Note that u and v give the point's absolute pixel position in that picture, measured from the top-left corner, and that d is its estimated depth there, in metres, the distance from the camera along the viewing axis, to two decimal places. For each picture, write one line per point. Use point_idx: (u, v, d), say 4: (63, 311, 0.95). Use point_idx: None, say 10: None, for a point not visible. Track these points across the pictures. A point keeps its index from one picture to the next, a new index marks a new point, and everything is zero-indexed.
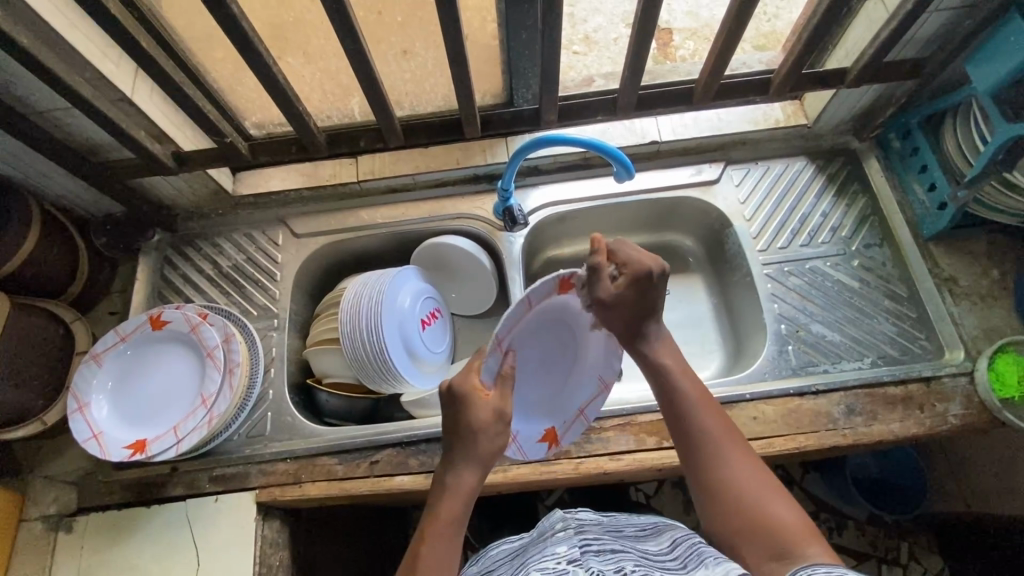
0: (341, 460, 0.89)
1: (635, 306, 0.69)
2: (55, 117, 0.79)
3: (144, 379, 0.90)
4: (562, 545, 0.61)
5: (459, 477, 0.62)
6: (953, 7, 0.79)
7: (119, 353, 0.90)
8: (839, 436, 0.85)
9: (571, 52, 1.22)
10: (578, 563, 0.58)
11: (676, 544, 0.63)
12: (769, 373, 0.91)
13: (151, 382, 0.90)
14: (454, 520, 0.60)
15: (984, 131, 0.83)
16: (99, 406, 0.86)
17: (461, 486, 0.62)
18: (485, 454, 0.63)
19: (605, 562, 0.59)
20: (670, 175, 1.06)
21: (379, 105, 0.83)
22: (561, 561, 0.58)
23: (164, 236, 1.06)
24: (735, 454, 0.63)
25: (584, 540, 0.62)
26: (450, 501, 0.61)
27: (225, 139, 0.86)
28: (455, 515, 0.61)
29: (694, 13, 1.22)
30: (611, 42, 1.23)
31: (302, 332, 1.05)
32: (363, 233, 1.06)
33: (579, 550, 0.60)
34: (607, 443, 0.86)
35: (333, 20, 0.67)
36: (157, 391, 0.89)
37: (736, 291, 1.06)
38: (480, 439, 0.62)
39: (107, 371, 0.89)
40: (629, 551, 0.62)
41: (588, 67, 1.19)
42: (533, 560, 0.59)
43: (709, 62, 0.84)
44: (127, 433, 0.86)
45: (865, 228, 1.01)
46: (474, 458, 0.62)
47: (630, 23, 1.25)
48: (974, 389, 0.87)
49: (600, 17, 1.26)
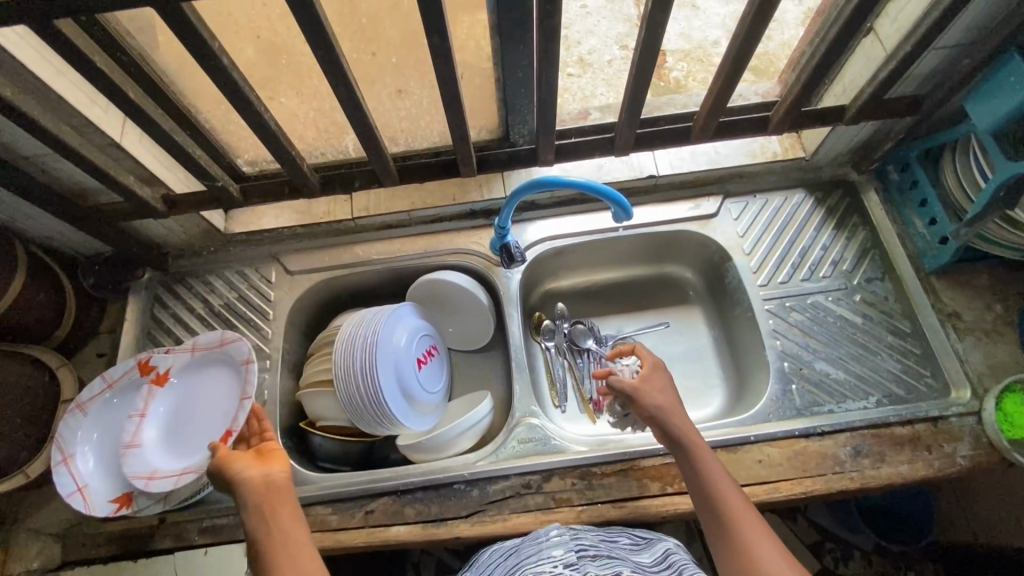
0: (335, 510, 0.86)
1: (667, 392, 0.78)
2: (41, 163, 0.77)
3: (173, 442, 0.87)
4: (559, 549, 0.70)
5: (255, 489, 0.68)
6: (951, 45, 0.78)
7: (105, 402, 0.87)
8: (846, 479, 0.83)
9: (566, 74, 1.21)
10: (573, 566, 0.66)
11: (666, 558, 0.69)
12: (773, 414, 0.89)
13: (183, 437, 0.87)
14: (279, 518, 0.66)
15: (985, 167, 0.82)
16: (84, 458, 0.83)
17: (268, 490, 0.68)
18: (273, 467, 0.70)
19: (600, 565, 0.66)
20: (668, 210, 1.04)
21: (374, 148, 0.82)
22: (558, 564, 0.67)
23: (155, 273, 1.04)
24: (761, 535, 0.65)
25: (580, 544, 0.71)
26: (267, 509, 0.66)
27: (216, 183, 0.85)
28: (281, 508, 0.67)
29: (687, 34, 1.22)
30: (606, 64, 1.23)
31: (296, 372, 1.02)
32: (358, 269, 1.04)
33: (575, 555, 0.68)
34: (609, 490, 0.84)
35: (326, 69, 0.66)
36: (196, 438, 0.87)
37: (737, 325, 1.04)
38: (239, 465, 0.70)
39: (91, 421, 0.85)
40: (624, 559, 0.69)
41: (583, 90, 1.19)
42: (533, 564, 0.68)
43: (708, 102, 0.84)
44: (114, 486, 0.83)
45: (866, 262, 1.00)
46: (262, 472, 0.69)
47: (624, 45, 1.26)
48: (982, 429, 0.85)
49: (594, 39, 1.27)
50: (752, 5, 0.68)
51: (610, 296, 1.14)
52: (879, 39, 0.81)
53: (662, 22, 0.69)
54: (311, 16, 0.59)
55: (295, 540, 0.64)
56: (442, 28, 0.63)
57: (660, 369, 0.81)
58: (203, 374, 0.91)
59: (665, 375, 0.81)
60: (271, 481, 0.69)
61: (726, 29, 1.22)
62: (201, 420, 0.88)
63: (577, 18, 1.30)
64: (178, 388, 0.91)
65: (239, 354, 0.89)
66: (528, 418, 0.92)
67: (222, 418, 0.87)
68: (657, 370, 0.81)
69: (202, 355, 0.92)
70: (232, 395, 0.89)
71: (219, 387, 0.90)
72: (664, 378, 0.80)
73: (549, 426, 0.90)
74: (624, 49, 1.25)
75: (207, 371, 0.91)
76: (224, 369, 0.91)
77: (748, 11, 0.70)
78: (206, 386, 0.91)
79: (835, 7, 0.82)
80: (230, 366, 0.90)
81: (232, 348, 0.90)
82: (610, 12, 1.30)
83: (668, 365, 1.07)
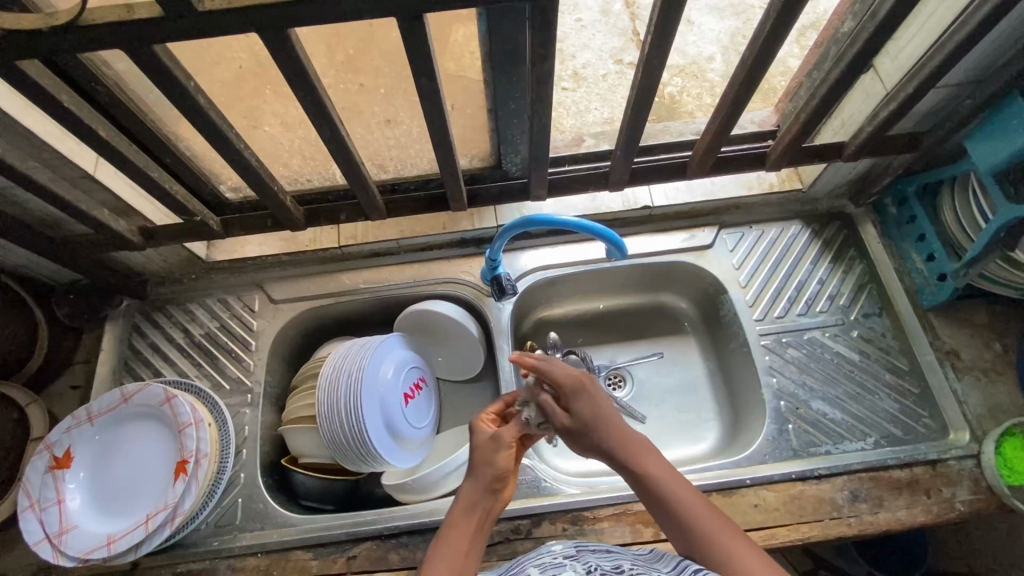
0: (317, 554, 0.83)
1: (599, 414, 0.70)
2: (10, 196, 0.74)
3: (114, 502, 0.82)
4: (559, 546, 0.67)
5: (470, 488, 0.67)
6: (951, 84, 0.77)
7: (33, 490, 0.79)
8: (843, 525, 0.81)
9: (560, 88, 1.19)
10: (573, 558, 0.64)
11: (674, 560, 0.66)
12: (769, 455, 0.87)
13: (124, 493, 0.82)
14: (464, 525, 0.64)
15: (984, 207, 0.81)
16: (42, 540, 0.77)
17: (468, 495, 0.67)
18: (493, 461, 0.68)
19: (601, 558, 0.64)
20: (663, 240, 1.02)
21: (361, 183, 0.79)
22: (557, 556, 0.64)
23: (133, 301, 1.00)
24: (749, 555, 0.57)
25: (580, 543, 0.68)
26: (461, 513, 0.65)
27: (196, 217, 0.82)
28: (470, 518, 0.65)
29: (682, 49, 1.21)
30: (600, 79, 1.21)
31: (279, 405, 0.99)
32: (344, 299, 1.01)
33: (574, 549, 0.66)
34: (601, 534, 0.82)
35: (308, 109, 0.64)
36: (145, 489, 0.82)
37: (732, 359, 1.01)
38: (497, 456, 0.69)
39: (32, 511, 0.78)
40: (625, 554, 0.67)
41: (578, 104, 1.17)
42: (530, 557, 0.65)
43: (705, 139, 0.82)
44: (84, 554, 0.77)
45: (863, 297, 0.98)
46: (485, 467, 0.68)
47: (619, 59, 1.24)
48: (981, 473, 0.84)
49: (588, 53, 1.25)
50: (751, 52, 0.67)
51: (603, 325, 1.12)
52: (879, 77, 0.80)
53: (659, 67, 0.67)
54: (294, 61, 0.57)
55: (462, 553, 0.62)
56: (431, 71, 0.61)
57: (579, 390, 0.72)
58: (120, 434, 0.85)
59: (586, 396, 0.72)
60: (486, 483, 0.67)
61: (721, 46, 1.21)
62: (138, 476, 0.83)
63: (572, 31, 1.29)
64: (88, 465, 0.83)
65: (151, 401, 0.84)
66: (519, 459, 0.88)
67: (153, 467, 0.83)
68: (575, 393, 0.72)
69: (103, 422, 0.85)
70: (158, 442, 0.84)
71: (137, 443, 0.85)
72: (590, 395, 0.72)
73: (539, 467, 0.88)
74: (619, 63, 1.23)
75: (115, 436, 0.85)
76: (139, 423, 0.85)
77: (747, 56, 0.68)
78: (122, 445, 0.85)
79: (835, 44, 0.81)
80: (145, 418, 0.85)
81: (145, 394, 0.84)
82: (605, 25, 1.28)
83: (662, 398, 1.04)
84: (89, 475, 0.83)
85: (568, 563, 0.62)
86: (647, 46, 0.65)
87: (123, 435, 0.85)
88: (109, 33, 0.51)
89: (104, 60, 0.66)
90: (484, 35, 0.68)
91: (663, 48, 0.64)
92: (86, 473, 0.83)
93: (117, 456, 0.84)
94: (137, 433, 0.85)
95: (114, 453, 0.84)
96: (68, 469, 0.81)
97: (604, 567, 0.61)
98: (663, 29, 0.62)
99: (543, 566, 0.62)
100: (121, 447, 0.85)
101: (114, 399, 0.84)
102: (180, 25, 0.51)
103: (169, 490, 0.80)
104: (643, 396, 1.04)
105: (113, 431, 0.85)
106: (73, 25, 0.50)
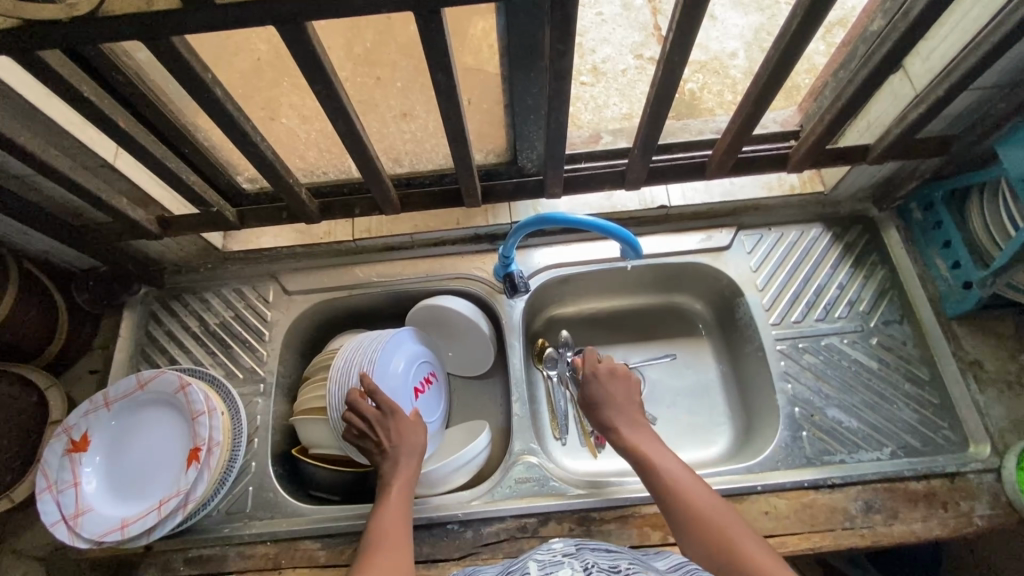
0: (325, 544, 0.84)
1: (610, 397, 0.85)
2: (31, 184, 0.75)
3: (127, 487, 0.83)
4: (558, 542, 0.66)
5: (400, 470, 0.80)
6: (987, 86, 0.74)
7: (52, 471, 0.81)
8: (856, 536, 0.80)
9: (578, 82, 1.17)
10: (572, 555, 0.63)
11: (678, 563, 0.65)
12: (781, 463, 0.86)
13: (137, 478, 0.84)
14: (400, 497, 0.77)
15: (1015, 214, 0.78)
16: (58, 519, 0.79)
17: (401, 477, 0.79)
18: (415, 444, 0.83)
19: (600, 556, 0.63)
20: (679, 240, 1.01)
21: (376, 180, 0.79)
22: (556, 554, 0.63)
23: (151, 289, 1.02)
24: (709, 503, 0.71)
25: (580, 539, 0.67)
26: (395, 492, 0.78)
27: (211, 208, 0.83)
28: (403, 492, 0.78)
29: (705, 45, 1.18)
30: (619, 74, 1.19)
31: (290, 397, 0.99)
32: (358, 292, 1.01)
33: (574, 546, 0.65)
34: (610, 537, 0.81)
35: (324, 102, 0.64)
36: (156, 476, 0.83)
37: (747, 363, 1.00)
38: (416, 433, 0.84)
39: (51, 491, 0.80)
40: (626, 554, 0.66)
41: (596, 99, 1.14)
42: (531, 553, 0.64)
43: (725, 139, 0.80)
44: (95, 535, 0.78)
45: (883, 303, 0.96)
46: (412, 447, 0.82)
47: (639, 54, 1.22)
48: (1001, 487, 0.81)
49: (608, 47, 1.23)
50: (775, 52, 0.65)
51: (616, 324, 1.10)
52: (909, 77, 0.78)
53: (678, 67, 0.65)
54: (310, 54, 0.57)
55: (400, 515, 0.75)
56: (447, 65, 0.60)
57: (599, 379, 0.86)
58: (136, 421, 0.87)
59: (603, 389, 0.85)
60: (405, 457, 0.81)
61: (744, 41, 1.18)
62: (151, 461, 0.84)
63: (593, 24, 1.27)
64: (104, 449, 0.85)
65: (166, 389, 0.85)
66: (527, 456, 0.88)
67: (167, 454, 0.84)
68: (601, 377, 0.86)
69: (120, 408, 0.86)
70: (171, 430, 0.85)
71: (151, 430, 0.86)
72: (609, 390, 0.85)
73: (547, 466, 0.87)
74: (639, 58, 1.21)
75: (131, 421, 0.86)
76: (154, 410, 0.87)
77: (772, 55, 0.66)
78: (136, 432, 0.86)
79: (863, 43, 0.79)
80: (160, 405, 0.87)
81: (159, 384, 0.85)
82: (626, 19, 1.26)
83: (674, 400, 1.03)
84: (105, 459, 0.84)
85: (567, 561, 0.60)
86: (669, 43, 0.63)
87: (138, 421, 0.87)
88: (127, 24, 0.51)
89: (126, 50, 0.67)
90: (503, 29, 0.67)
91: (684, 47, 0.63)
92: (103, 456, 0.84)
93: (130, 442, 0.86)
94: (151, 421, 0.86)
95: (129, 440, 0.86)
96: (85, 453, 0.83)
97: (602, 565, 0.59)
98: (684, 28, 0.60)
99: (541, 561, 0.61)
100: (134, 433, 0.86)
101: (131, 388, 0.86)
102: (197, 17, 0.51)
103: (182, 476, 0.81)
104: (653, 398, 1.03)
105: (129, 418, 0.87)
106: (94, 16, 0.50)
